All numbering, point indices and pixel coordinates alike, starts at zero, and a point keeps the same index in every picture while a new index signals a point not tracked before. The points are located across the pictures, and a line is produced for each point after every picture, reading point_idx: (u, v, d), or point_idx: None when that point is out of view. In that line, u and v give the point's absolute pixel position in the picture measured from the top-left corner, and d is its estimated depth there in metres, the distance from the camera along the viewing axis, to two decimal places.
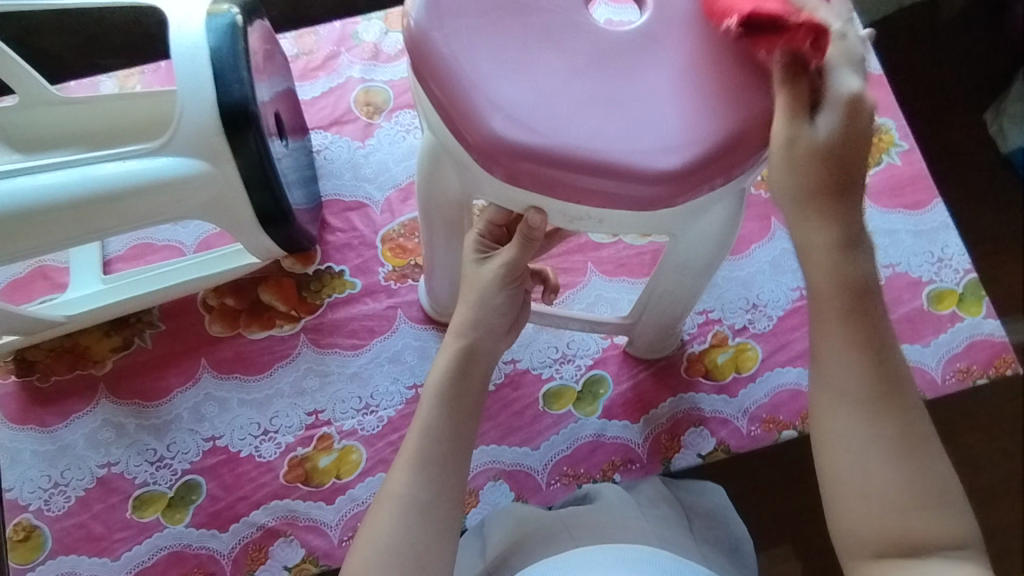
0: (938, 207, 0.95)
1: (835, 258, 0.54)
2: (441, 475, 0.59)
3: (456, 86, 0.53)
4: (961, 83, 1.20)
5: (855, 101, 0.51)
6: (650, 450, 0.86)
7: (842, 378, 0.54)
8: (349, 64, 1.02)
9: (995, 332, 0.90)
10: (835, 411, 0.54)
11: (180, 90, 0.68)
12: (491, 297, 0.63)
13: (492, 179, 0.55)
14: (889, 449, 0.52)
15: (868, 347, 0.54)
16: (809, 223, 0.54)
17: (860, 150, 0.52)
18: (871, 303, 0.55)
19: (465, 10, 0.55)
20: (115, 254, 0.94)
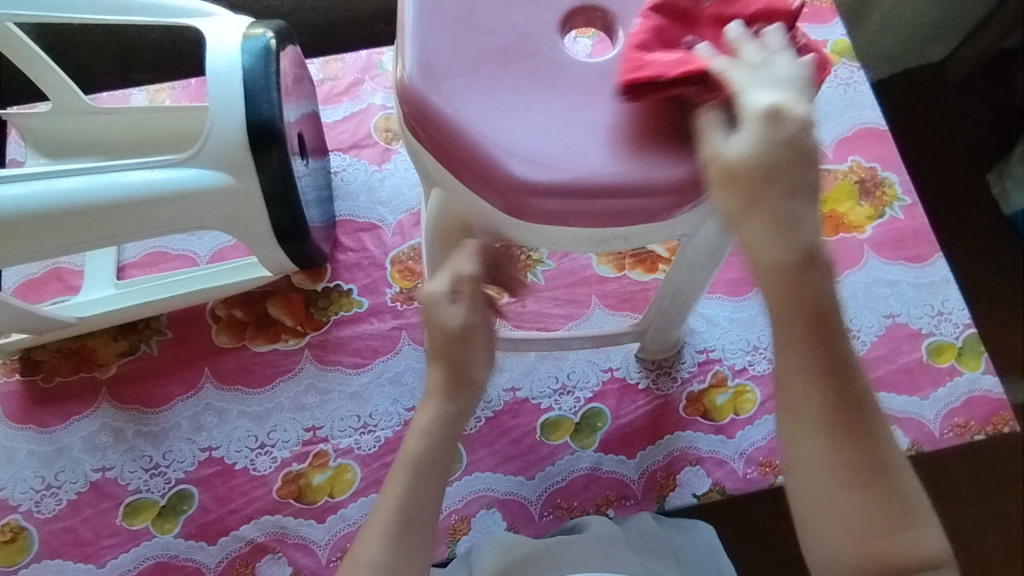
0: (940, 262, 0.97)
1: (786, 274, 0.50)
2: (408, 542, 0.57)
3: (466, 140, 0.54)
4: (964, 145, 1.23)
5: (772, 113, 0.50)
6: (645, 488, 0.86)
7: (814, 403, 0.50)
8: (372, 91, 1.05)
9: (994, 389, 0.90)
10: (800, 440, 0.50)
11: (211, 105, 0.71)
12: (454, 354, 0.61)
13: (517, 220, 0.56)
14: (853, 479, 0.49)
15: (828, 370, 0.50)
16: (761, 235, 0.49)
17: (790, 158, 0.49)
18: (827, 322, 0.50)
19: (454, 69, 0.56)
20: (129, 260, 0.96)
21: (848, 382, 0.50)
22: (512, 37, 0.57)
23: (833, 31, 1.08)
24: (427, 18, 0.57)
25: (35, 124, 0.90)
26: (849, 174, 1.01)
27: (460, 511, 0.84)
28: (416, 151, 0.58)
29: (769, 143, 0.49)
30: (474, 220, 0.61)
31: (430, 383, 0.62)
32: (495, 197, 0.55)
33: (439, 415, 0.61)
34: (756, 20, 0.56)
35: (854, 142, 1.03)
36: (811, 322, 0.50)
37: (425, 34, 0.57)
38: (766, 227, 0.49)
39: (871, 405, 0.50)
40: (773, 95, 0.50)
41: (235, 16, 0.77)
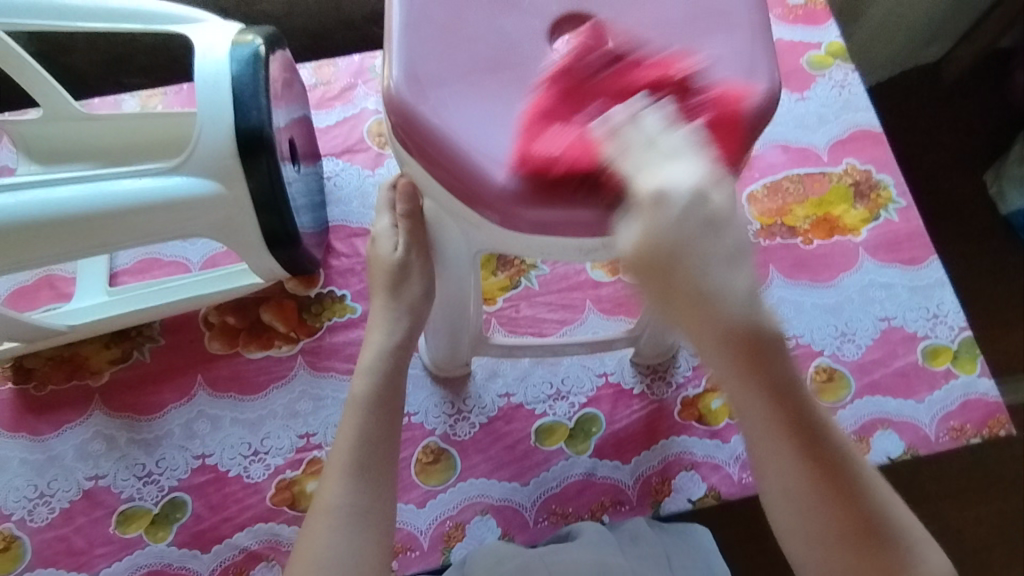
0: (935, 264, 0.97)
1: (749, 370, 0.49)
2: (375, 481, 0.64)
3: (454, 151, 0.54)
4: (960, 146, 1.23)
5: (663, 197, 0.45)
6: (640, 493, 0.86)
7: (790, 478, 0.53)
8: (365, 95, 1.05)
9: (990, 392, 0.90)
10: (785, 507, 0.55)
11: (200, 113, 0.71)
12: (399, 285, 0.68)
13: (505, 228, 0.56)
14: (844, 534, 0.54)
15: (796, 440, 0.52)
16: (710, 350, 0.48)
17: (704, 242, 0.45)
18: (792, 399, 0.51)
19: (442, 78, 0.55)
20: (122, 267, 0.96)
21: (816, 435, 0.52)
22: (501, 45, 0.57)
23: (828, 33, 1.08)
24: (414, 28, 0.57)
25: (26, 131, 0.90)
26: (843, 176, 1.01)
27: (455, 517, 0.84)
28: (405, 161, 0.59)
29: (665, 234, 0.44)
30: (464, 229, 0.61)
31: (376, 320, 0.70)
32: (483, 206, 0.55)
33: (383, 346, 0.68)
34: (656, 86, 0.52)
35: (848, 144, 1.02)
36: (777, 401, 0.50)
37: (413, 43, 0.56)
38: (725, 322, 0.46)
39: (846, 448, 0.54)
40: (669, 172, 0.46)
41: (225, 23, 0.77)
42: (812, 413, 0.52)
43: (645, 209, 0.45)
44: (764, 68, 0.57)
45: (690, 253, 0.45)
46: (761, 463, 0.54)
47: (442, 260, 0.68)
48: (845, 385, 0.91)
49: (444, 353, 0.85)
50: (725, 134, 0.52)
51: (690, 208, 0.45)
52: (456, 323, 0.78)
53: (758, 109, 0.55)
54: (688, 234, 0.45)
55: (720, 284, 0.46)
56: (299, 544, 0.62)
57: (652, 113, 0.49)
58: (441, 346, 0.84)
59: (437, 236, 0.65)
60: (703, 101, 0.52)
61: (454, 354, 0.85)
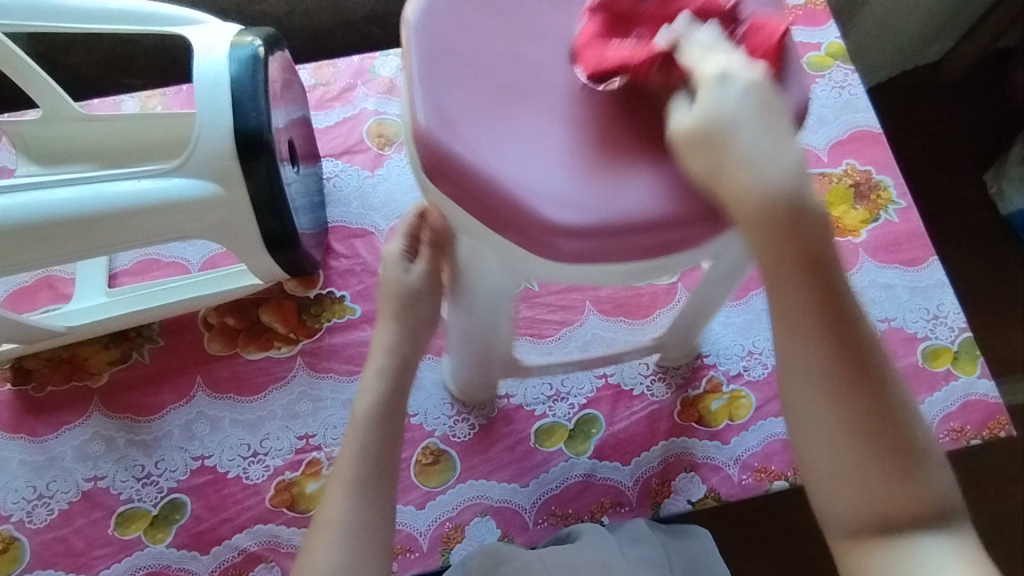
0: (935, 265, 0.97)
1: (781, 235, 0.48)
2: (376, 497, 0.66)
3: (494, 188, 0.51)
4: (959, 147, 1.23)
5: (721, 74, 0.48)
6: (640, 494, 0.86)
7: (815, 361, 0.49)
8: (364, 96, 1.05)
9: (990, 393, 0.90)
10: (807, 398, 0.49)
11: (198, 115, 0.70)
12: (413, 307, 0.70)
13: (549, 261, 0.53)
14: (868, 430, 0.48)
15: (824, 316, 0.48)
16: (735, 195, 0.48)
17: (759, 111, 0.48)
18: (824, 269, 0.49)
19: (473, 113, 0.52)
20: (121, 268, 0.96)
21: (854, 330, 0.49)
22: (524, 73, 0.54)
23: (828, 33, 1.08)
24: (434, 60, 0.53)
25: (25, 132, 0.90)
26: (843, 177, 1.01)
27: (454, 519, 0.84)
28: (437, 201, 0.55)
29: (721, 104, 0.48)
30: (502, 263, 0.58)
31: (379, 342, 0.71)
32: (527, 241, 0.52)
33: (385, 366, 0.70)
34: (702, 13, 0.53)
35: (848, 145, 1.02)
36: (814, 289, 0.48)
37: (437, 77, 0.53)
38: (751, 179, 0.48)
39: (879, 352, 0.49)
40: (722, 59, 0.49)
41: (224, 24, 0.77)
42: (859, 320, 0.49)
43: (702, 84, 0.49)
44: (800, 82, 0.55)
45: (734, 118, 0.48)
46: (785, 363, 0.50)
47: (472, 292, 0.65)
48: None
49: (468, 378, 0.83)
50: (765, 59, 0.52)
51: (752, 86, 0.48)
52: (484, 350, 0.76)
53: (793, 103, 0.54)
54: (739, 101, 0.48)
55: (755, 154, 0.48)
56: (302, 556, 0.64)
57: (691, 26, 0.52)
58: (468, 371, 0.82)
59: (470, 271, 0.63)
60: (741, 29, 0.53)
61: (477, 379, 0.83)
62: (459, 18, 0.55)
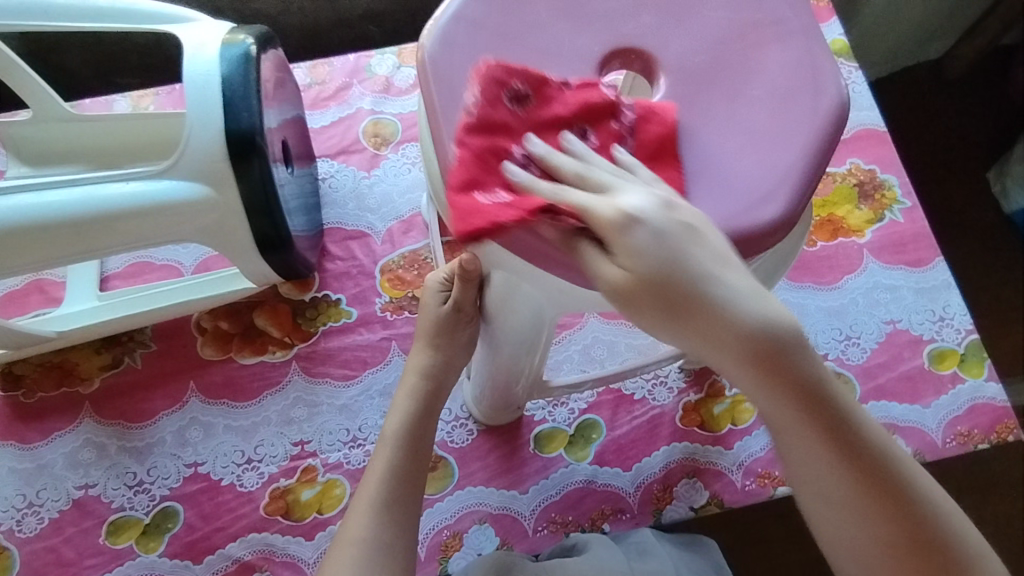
0: (941, 266, 0.95)
1: (773, 380, 0.46)
2: (401, 518, 0.65)
3: (537, 226, 0.48)
4: (963, 144, 1.21)
5: (626, 218, 0.44)
6: (641, 501, 0.84)
7: (813, 466, 0.50)
8: (360, 95, 1.03)
9: (997, 396, 0.88)
10: (814, 495, 0.51)
11: (189, 116, 0.69)
12: (450, 333, 0.69)
13: (594, 291, 0.51)
14: (883, 520, 0.50)
15: (813, 425, 0.48)
16: (700, 334, 0.45)
17: (681, 242, 0.44)
18: (806, 377, 0.47)
19: (502, 144, 0.49)
20: (113, 271, 0.94)
21: (842, 432, 0.49)
22: None
23: (831, 30, 1.06)
24: (455, 92, 0.50)
25: (14, 133, 0.88)
26: (847, 176, 0.99)
27: (452, 526, 0.82)
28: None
29: (655, 246, 0.43)
30: (544, 295, 0.55)
31: (412, 365, 0.71)
32: (573, 274, 0.49)
33: (417, 388, 0.70)
34: (576, 119, 0.49)
35: (852, 144, 1.01)
36: (804, 418, 0.48)
37: (460, 110, 0.50)
38: (717, 310, 0.44)
39: (869, 433, 0.50)
40: (635, 198, 0.45)
41: (216, 22, 0.75)
42: (851, 427, 0.49)
43: (610, 230, 0.44)
44: (832, 89, 0.53)
45: (685, 262, 0.44)
46: (788, 464, 0.51)
47: (506, 321, 0.62)
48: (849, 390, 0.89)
49: (494, 401, 0.81)
50: (657, 154, 0.50)
51: (655, 213, 0.44)
52: (511, 373, 0.73)
53: (801, 165, 0.50)
54: (683, 242, 0.44)
55: (725, 297, 0.44)
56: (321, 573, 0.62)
57: (572, 144, 0.48)
58: (494, 393, 0.79)
59: (507, 304, 0.59)
60: (630, 125, 0.50)
61: (499, 403, 0.81)
62: (477, 45, 0.52)
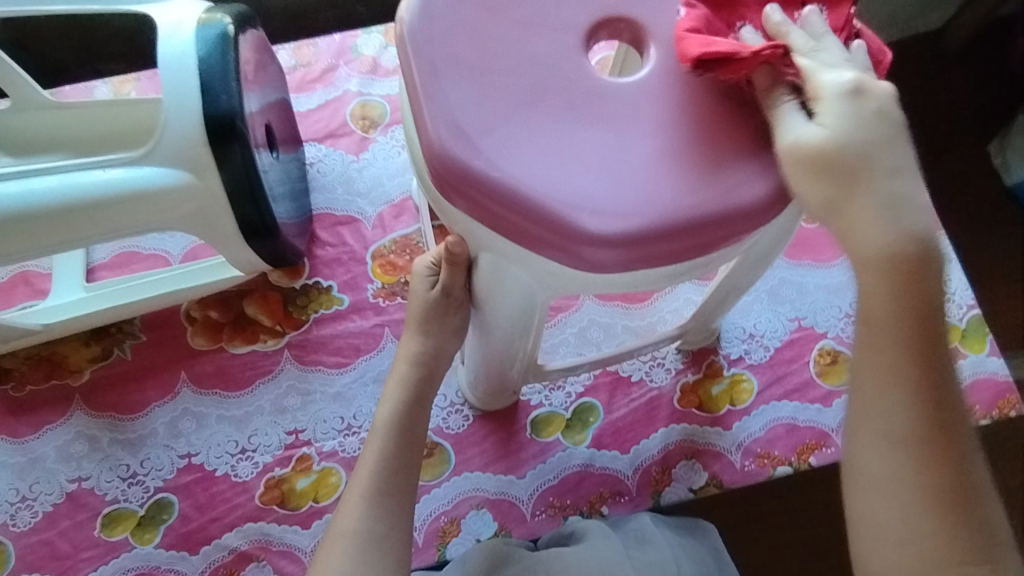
0: (942, 240, 0.93)
1: (899, 278, 0.46)
2: (395, 508, 0.64)
3: (526, 203, 0.46)
4: (964, 116, 1.19)
5: (851, 90, 0.46)
6: (640, 483, 0.83)
7: (894, 413, 0.47)
8: (347, 77, 1.00)
9: (999, 371, 0.87)
10: (872, 442, 0.48)
11: (165, 100, 0.66)
12: (441, 318, 0.68)
13: (586, 272, 0.49)
14: (938, 498, 0.47)
15: (926, 355, 0.47)
16: (854, 210, 0.45)
17: (879, 128, 0.46)
18: (936, 301, 0.46)
19: (488, 121, 0.47)
20: (99, 261, 0.92)
21: (942, 381, 0.47)
22: (536, 68, 0.49)
23: None
24: (438, 68, 0.48)
25: None
26: None
27: (450, 512, 0.81)
28: (457, 220, 0.50)
29: (861, 114, 0.46)
30: (533, 278, 0.53)
31: (404, 353, 0.70)
32: (561, 254, 0.48)
33: (409, 376, 0.69)
34: (814, 4, 0.52)
35: None
36: (915, 335, 0.47)
37: (444, 86, 0.48)
38: (872, 202, 0.45)
39: (959, 403, 0.48)
40: (848, 72, 0.47)
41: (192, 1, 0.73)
42: (950, 377, 0.48)
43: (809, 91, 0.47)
44: None
45: (863, 134, 0.46)
46: (861, 404, 0.49)
47: (496, 305, 0.61)
48: None
49: (488, 386, 0.80)
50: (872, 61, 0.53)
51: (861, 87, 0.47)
52: (504, 358, 0.72)
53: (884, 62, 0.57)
54: (880, 125, 0.46)
55: (884, 186, 0.46)
56: (314, 566, 0.62)
57: (808, 22, 0.50)
58: (488, 379, 0.78)
59: (497, 288, 0.58)
60: (855, 32, 0.52)
61: (494, 389, 0.80)
62: (458, 17, 0.50)
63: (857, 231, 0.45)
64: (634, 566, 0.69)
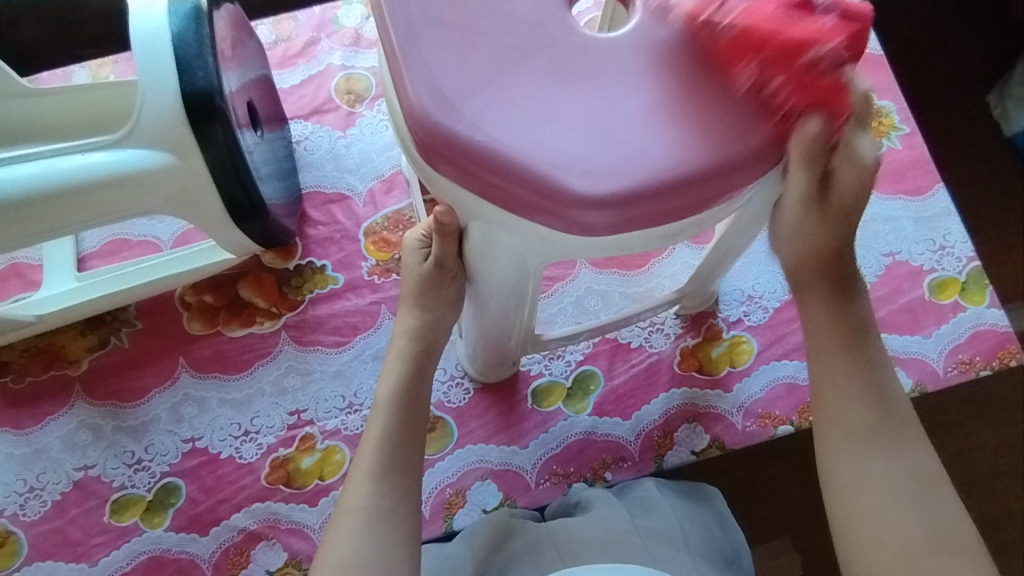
0: (941, 192, 0.92)
1: (844, 342, 0.60)
2: (399, 483, 0.64)
3: (512, 167, 0.45)
4: (960, 66, 1.16)
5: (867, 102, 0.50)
6: (642, 449, 0.84)
7: (852, 411, 0.59)
8: (329, 50, 0.98)
9: (1000, 322, 0.87)
10: (842, 444, 0.59)
11: (140, 77, 0.65)
12: (434, 291, 0.68)
13: (578, 236, 0.48)
14: (905, 480, 0.57)
15: (854, 355, 0.60)
16: (810, 240, 0.57)
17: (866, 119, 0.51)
18: (854, 307, 0.61)
19: (470, 83, 0.46)
20: (89, 250, 0.91)
21: (880, 377, 0.60)
22: (518, 25, 0.47)
23: None
24: (416, 30, 0.47)
25: None
26: None
27: (455, 484, 0.82)
28: (446, 189, 0.49)
29: (868, 172, 0.53)
30: (525, 245, 0.52)
31: (401, 329, 0.70)
32: (551, 219, 0.47)
33: (407, 351, 0.69)
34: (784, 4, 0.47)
35: None
36: (857, 363, 0.60)
37: (422, 49, 0.46)
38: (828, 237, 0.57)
39: (899, 400, 0.60)
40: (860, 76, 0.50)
41: None
42: (882, 371, 0.61)
43: (814, 188, 0.52)
44: None
45: (844, 206, 0.55)
46: (824, 411, 0.61)
47: (488, 275, 0.60)
48: None
49: (489, 358, 0.80)
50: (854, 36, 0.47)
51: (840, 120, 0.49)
52: (501, 329, 0.71)
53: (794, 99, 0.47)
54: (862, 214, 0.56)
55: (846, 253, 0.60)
56: (321, 551, 0.61)
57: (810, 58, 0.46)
58: (486, 350, 0.77)
59: (487, 256, 0.57)
60: (831, 24, 0.47)
61: (495, 361, 0.80)
62: None
63: (811, 314, 0.61)
64: (640, 533, 0.70)
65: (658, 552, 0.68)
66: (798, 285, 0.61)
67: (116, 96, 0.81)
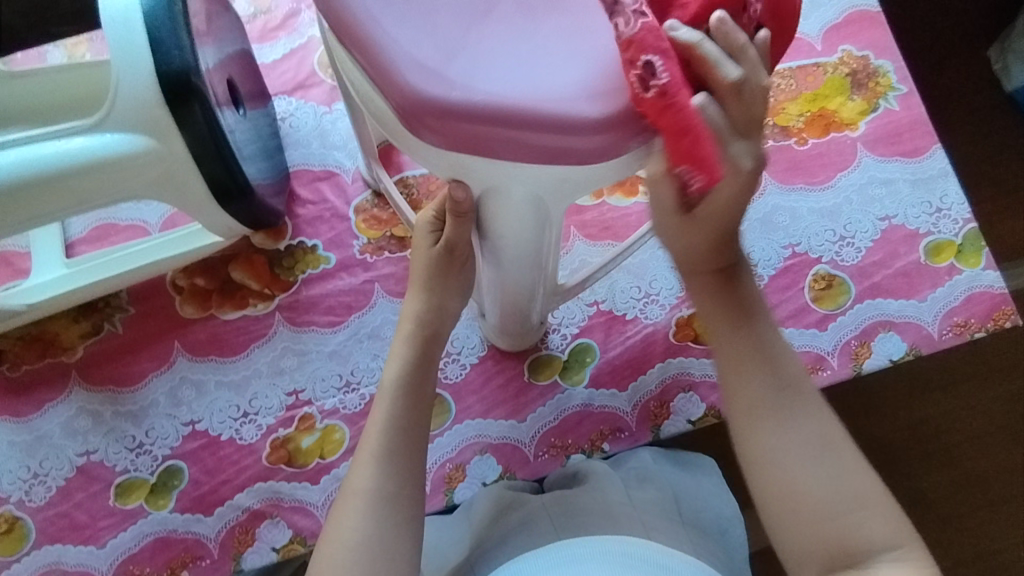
0: (938, 153, 0.91)
1: (736, 323, 0.64)
2: (403, 466, 0.64)
3: (515, 114, 0.45)
4: (959, 22, 1.13)
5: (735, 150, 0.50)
6: (639, 419, 0.84)
7: (753, 386, 0.62)
8: (310, 21, 0.95)
9: (996, 284, 0.86)
10: (752, 425, 0.61)
11: (114, 59, 0.63)
12: (445, 274, 0.69)
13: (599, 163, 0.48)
14: (820, 445, 0.60)
15: (741, 326, 0.63)
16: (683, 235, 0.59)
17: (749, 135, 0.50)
18: (735, 276, 0.64)
19: (446, 51, 0.45)
20: (77, 236, 0.89)
21: (771, 349, 0.63)
22: None
23: None
24: (376, 12, 0.46)
25: None
26: (839, 66, 0.93)
27: (455, 459, 0.83)
28: (453, 160, 0.49)
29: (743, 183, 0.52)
30: (545, 191, 0.52)
31: (407, 314, 0.71)
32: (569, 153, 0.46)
33: (413, 335, 0.69)
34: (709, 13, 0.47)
35: (844, 29, 0.94)
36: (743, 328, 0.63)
37: (389, 27, 0.45)
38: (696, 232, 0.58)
39: (790, 365, 0.63)
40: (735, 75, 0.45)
41: None
42: (769, 342, 0.64)
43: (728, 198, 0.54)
44: None
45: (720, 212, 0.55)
46: (732, 395, 0.63)
47: (507, 240, 0.60)
48: (844, 291, 0.87)
49: (511, 328, 0.80)
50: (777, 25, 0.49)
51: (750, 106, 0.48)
52: (518, 294, 0.72)
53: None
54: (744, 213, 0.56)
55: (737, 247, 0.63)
56: (325, 533, 0.62)
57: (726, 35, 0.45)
58: (503, 319, 0.78)
59: (502, 218, 0.57)
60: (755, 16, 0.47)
61: (512, 327, 0.81)
62: None
63: (702, 302, 0.65)
64: (634, 506, 0.72)
65: (652, 525, 0.69)
66: (690, 280, 0.65)
67: (92, 77, 0.79)
